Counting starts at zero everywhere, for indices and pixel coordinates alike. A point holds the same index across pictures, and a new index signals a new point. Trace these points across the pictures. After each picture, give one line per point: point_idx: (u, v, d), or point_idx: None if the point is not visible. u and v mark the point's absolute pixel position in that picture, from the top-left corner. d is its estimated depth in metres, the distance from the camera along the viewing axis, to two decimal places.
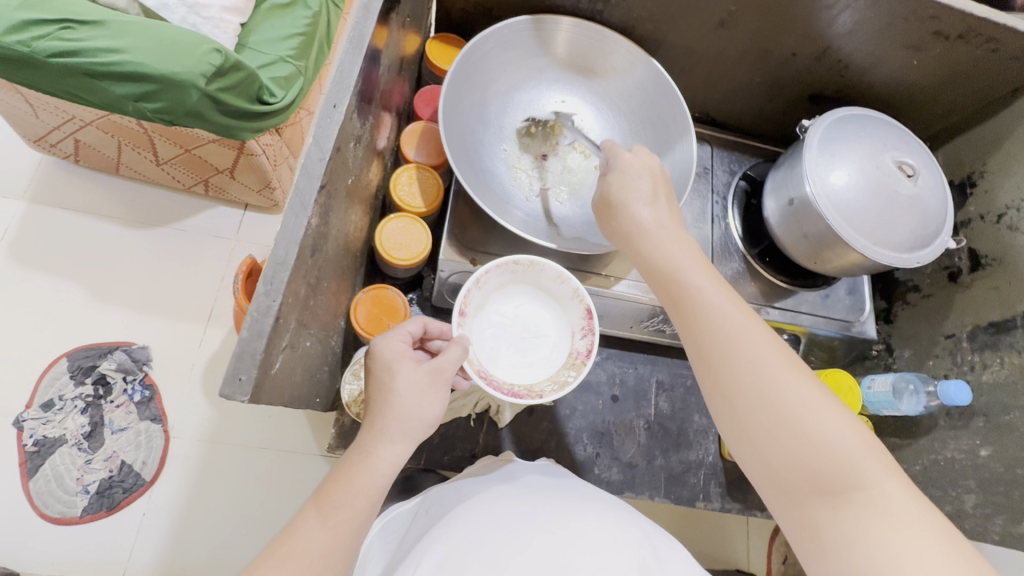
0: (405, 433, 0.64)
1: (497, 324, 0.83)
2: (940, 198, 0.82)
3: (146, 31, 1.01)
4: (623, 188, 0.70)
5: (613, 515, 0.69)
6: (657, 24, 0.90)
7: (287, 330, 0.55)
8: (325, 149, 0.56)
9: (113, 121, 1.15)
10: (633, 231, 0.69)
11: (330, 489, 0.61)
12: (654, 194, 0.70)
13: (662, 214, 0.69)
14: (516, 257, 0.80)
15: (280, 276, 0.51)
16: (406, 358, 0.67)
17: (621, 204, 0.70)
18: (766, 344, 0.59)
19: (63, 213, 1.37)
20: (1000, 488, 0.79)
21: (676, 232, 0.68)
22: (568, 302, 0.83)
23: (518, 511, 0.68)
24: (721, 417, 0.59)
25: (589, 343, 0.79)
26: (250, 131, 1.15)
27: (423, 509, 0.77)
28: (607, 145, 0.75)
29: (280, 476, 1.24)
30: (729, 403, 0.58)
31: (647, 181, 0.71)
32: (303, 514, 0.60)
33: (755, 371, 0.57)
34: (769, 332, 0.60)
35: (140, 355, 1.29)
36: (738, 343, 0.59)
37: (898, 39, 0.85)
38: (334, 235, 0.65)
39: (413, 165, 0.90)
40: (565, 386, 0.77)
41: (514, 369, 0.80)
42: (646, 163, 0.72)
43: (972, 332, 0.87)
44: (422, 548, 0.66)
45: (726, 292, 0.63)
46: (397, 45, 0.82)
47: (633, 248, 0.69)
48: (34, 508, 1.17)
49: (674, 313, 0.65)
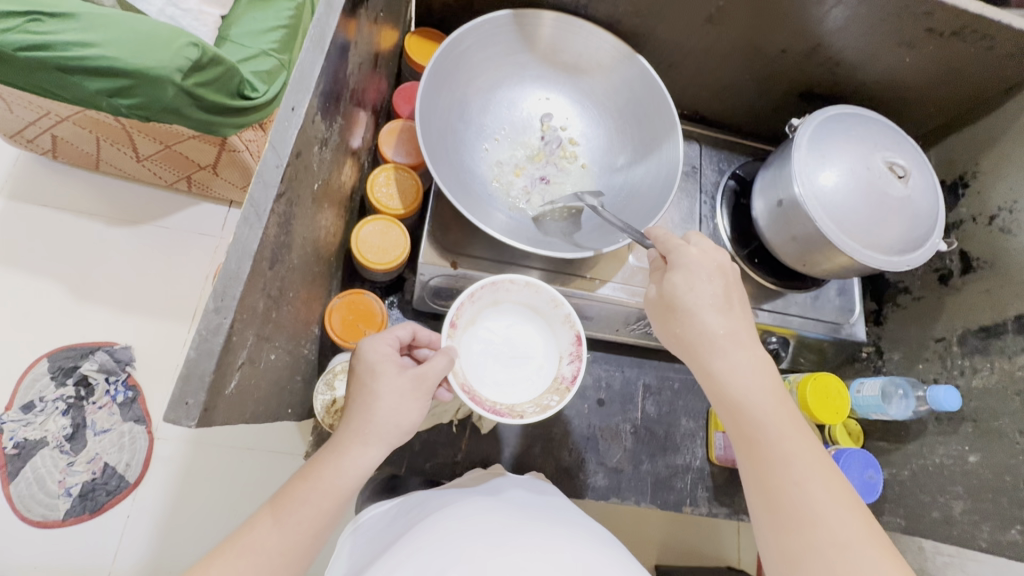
0: (379, 437, 0.62)
1: (486, 341, 0.81)
2: (931, 199, 0.80)
3: (118, 24, 0.97)
4: (692, 294, 0.64)
5: (594, 547, 0.68)
6: (644, 19, 0.88)
7: (244, 345, 0.52)
8: (283, 155, 0.53)
9: (88, 117, 1.12)
10: (699, 340, 0.64)
11: (287, 492, 0.59)
12: (727, 301, 0.65)
13: (733, 324, 0.64)
14: (512, 277, 0.78)
15: (232, 291, 0.48)
16: (391, 361, 0.65)
17: (687, 310, 0.65)
18: (842, 509, 0.55)
19: (42, 209, 1.34)
20: (988, 495, 0.78)
21: (748, 348, 0.63)
22: (558, 326, 0.81)
23: (497, 529, 0.66)
24: (780, 573, 0.56)
25: (575, 369, 0.78)
26: (230, 128, 1.12)
27: (404, 510, 0.75)
28: (659, 235, 0.70)
29: (264, 480, 1.22)
30: (793, 564, 0.54)
31: (717, 285, 0.65)
32: (257, 516, 0.58)
33: (828, 538, 0.53)
34: (845, 491, 0.56)
35: (122, 355, 1.26)
36: (813, 502, 0.55)
37: (891, 35, 0.82)
38: (299, 243, 0.62)
39: (391, 165, 0.88)
40: (545, 411, 0.75)
41: (498, 387, 0.78)
42: (717, 263, 0.66)
43: (963, 336, 0.86)
44: (395, 556, 0.63)
45: (804, 437, 0.59)
46: (372, 41, 0.79)
47: (700, 362, 0.64)
48: (15, 511, 1.14)
49: (742, 448, 0.61)
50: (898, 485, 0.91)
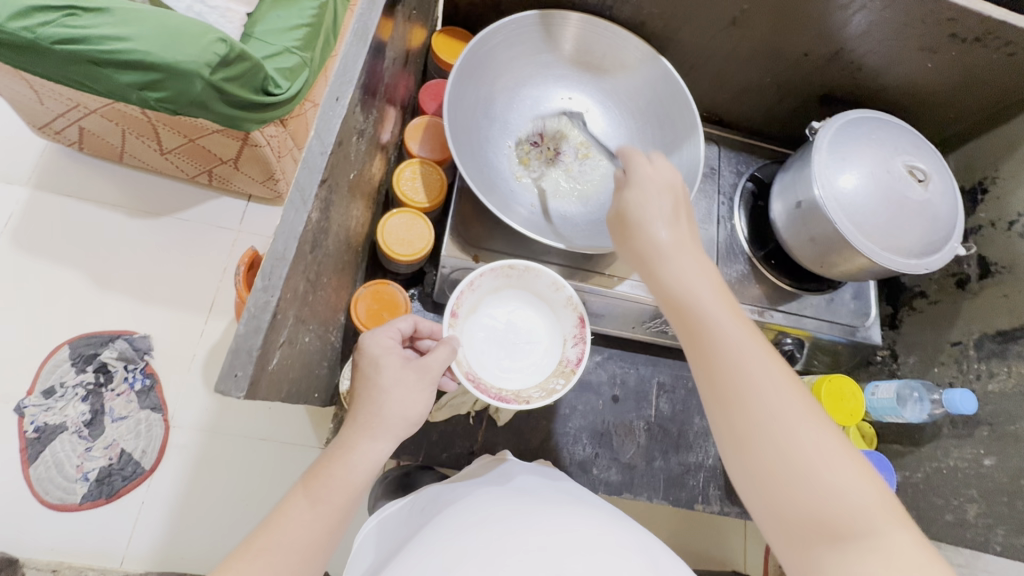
0: (387, 430, 0.64)
1: (489, 327, 0.84)
2: (950, 203, 0.81)
3: (151, 19, 0.99)
4: (641, 206, 0.64)
5: (615, 525, 0.69)
6: (667, 21, 0.89)
7: (286, 325, 0.54)
8: (327, 143, 0.55)
9: (117, 109, 1.14)
10: (648, 250, 0.63)
11: (317, 472, 0.62)
12: (675, 214, 0.65)
13: (680, 234, 0.64)
14: (512, 262, 0.80)
15: (279, 271, 0.50)
16: (394, 354, 0.67)
17: (637, 221, 0.64)
18: (789, 393, 0.55)
19: (66, 200, 1.37)
20: (1004, 498, 0.78)
21: (693, 251, 0.63)
22: (561, 308, 0.83)
23: (510, 514, 0.68)
24: (731, 453, 0.55)
25: (579, 351, 0.80)
26: (254, 123, 1.14)
27: (417, 508, 0.77)
28: (622, 149, 0.69)
29: (279, 467, 1.24)
30: (741, 447, 0.54)
31: (663, 196, 0.65)
32: (291, 495, 0.61)
33: (775, 415, 0.54)
34: (789, 377, 0.56)
35: (141, 344, 1.29)
36: (755, 376, 0.55)
37: (914, 41, 0.83)
38: (334, 230, 0.64)
39: (417, 159, 0.90)
40: (552, 394, 0.78)
41: (503, 372, 0.81)
42: (666, 179, 0.66)
43: (979, 340, 0.86)
44: (418, 545, 0.66)
45: (747, 326, 0.59)
46: (403, 38, 0.81)
47: (650, 268, 0.63)
48: (34, 494, 1.17)
49: (688, 345, 0.60)
50: (912, 487, 0.92)
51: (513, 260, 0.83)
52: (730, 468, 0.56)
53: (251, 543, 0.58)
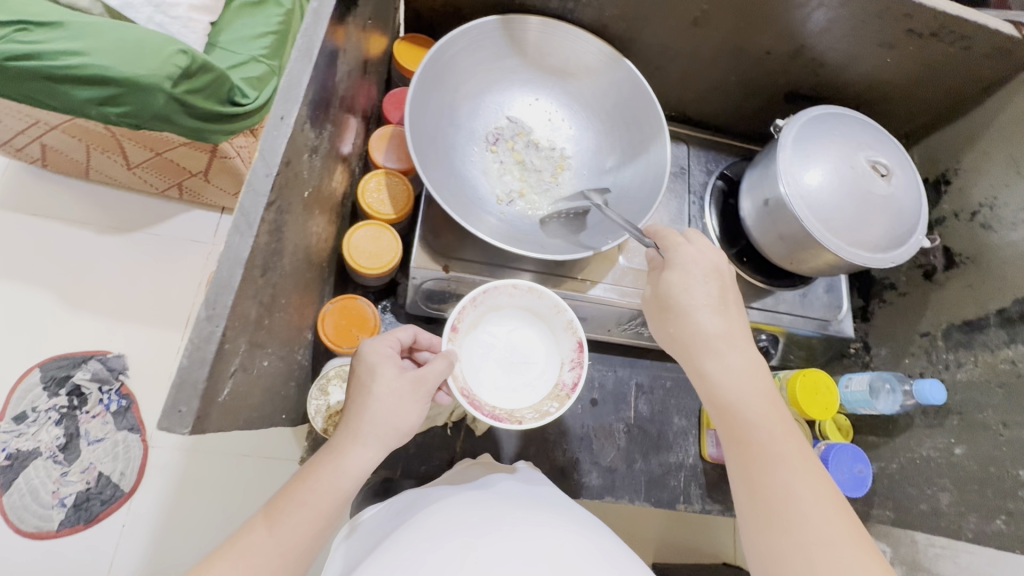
0: (377, 437, 0.62)
1: (487, 345, 0.82)
2: (914, 197, 0.81)
3: (108, 33, 0.97)
4: (686, 294, 0.67)
5: (583, 531, 0.70)
6: (629, 23, 0.89)
7: (236, 353, 0.53)
8: (273, 163, 0.54)
9: (79, 125, 1.12)
10: (693, 341, 0.66)
11: (281, 498, 0.60)
12: (722, 303, 0.67)
13: (728, 325, 0.66)
14: (515, 281, 0.79)
15: (224, 299, 0.49)
16: (390, 362, 0.66)
17: (682, 309, 0.67)
18: (826, 507, 0.57)
19: (31, 219, 1.34)
20: (975, 486, 0.79)
21: (742, 349, 0.66)
22: (560, 332, 0.82)
23: (476, 519, 0.68)
24: (760, 566, 0.57)
25: (575, 375, 0.79)
26: (221, 134, 1.12)
27: (393, 510, 0.75)
28: (657, 230, 0.73)
29: (258, 484, 1.22)
30: (773, 555, 0.56)
31: (713, 285, 0.67)
32: (251, 521, 0.59)
33: (814, 534, 0.55)
34: (831, 496, 0.58)
35: (115, 364, 1.26)
36: (795, 493, 0.57)
37: (872, 36, 0.84)
38: (290, 249, 0.63)
39: (382, 170, 0.89)
40: (546, 417, 0.76)
41: (500, 392, 0.79)
42: (712, 263, 0.69)
43: (947, 331, 0.87)
44: (390, 549, 0.65)
45: (792, 439, 0.61)
46: (360, 49, 0.79)
47: (692, 361, 0.66)
48: (8, 522, 1.14)
49: (733, 447, 0.63)
50: (888, 478, 0.93)
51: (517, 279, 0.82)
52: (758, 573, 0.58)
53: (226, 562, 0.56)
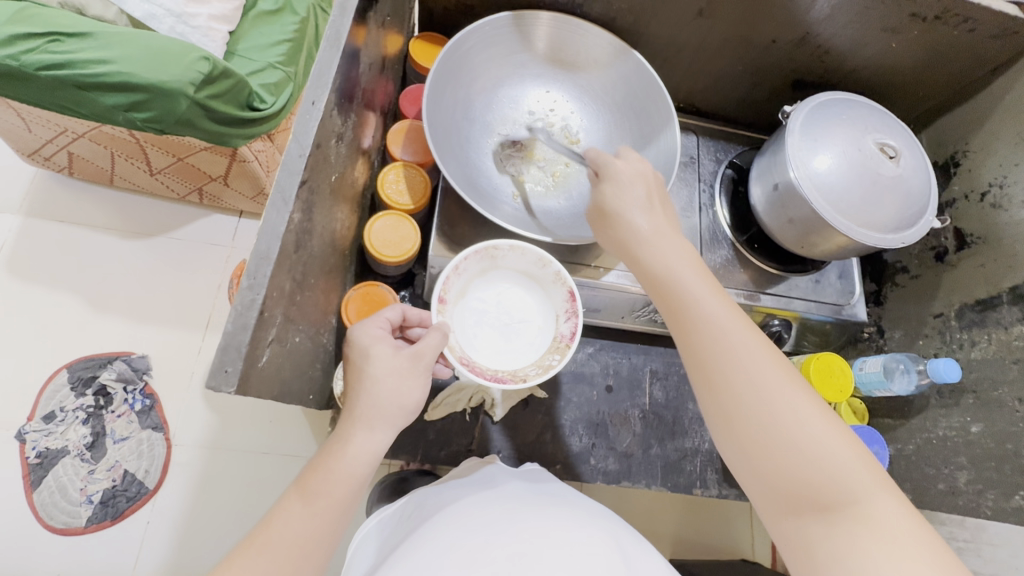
0: (383, 418, 0.64)
1: (479, 310, 0.84)
2: (923, 178, 0.83)
3: (134, 42, 1.01)
4: (621, 197, 0.69)
5: (601, 527, 0.72)
6: (638, 16, 0.91)
7: (273, 324, 0.56)
8: (305, 145, 0.57)
9: (105, 133, 1.16)
10: (630, 240, 0.68)
11: (312, 472, 0.62)
12: (652, 203, 0.69)
13: (659, 221, 0.68)
14: (496, 243, 0.81)
15: (263, 270, 0.52)
16: (383, 344, 0.67)
17: (617, 212, 0.69)
18: (764, 357, 0.59)
19: (58, 226, 1.38)
20: (992, 463, 0.79)
21: (675, 239, 0.67)
22: (551, 285, 0.84)
23: (490, 519, 0.70)
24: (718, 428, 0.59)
25: (572, 326, 0.81)
26: (240, 139, 1.15)
27: (407, 514, 0.78)
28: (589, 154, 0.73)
29: (277, 477, 1.25)
30: (726, 418, 0.58)
31: (641, 188, 0.70)
32: (286, 499, 0.62)
33: (758, 388, 0.57)
34: (767, 347, 0.60)
35: (139, 364, 1.29)
36: (735, 353, 0.59)
37: (877, 22, 0.86)
38: (318, 231, 0.65)
39: (400, 163, 0.92)
40: (548, 370, 0.79)
41: (499, 353, 0.82)
42: (641, 171, 0.71)
43: (960, 311, 0.88)
44: (412, 547, 0.67)
45: (722, 302, 0.63)
46: (379, 45, 0.83)
47: (632, 256, 0.68)
48: (39, 520, 1.17)
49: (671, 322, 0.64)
50: (905, 460, 0.93)
51: (496, 240, 0.82)
52: (715, 434, 0.60)
53: (256, 537, 0.59)
